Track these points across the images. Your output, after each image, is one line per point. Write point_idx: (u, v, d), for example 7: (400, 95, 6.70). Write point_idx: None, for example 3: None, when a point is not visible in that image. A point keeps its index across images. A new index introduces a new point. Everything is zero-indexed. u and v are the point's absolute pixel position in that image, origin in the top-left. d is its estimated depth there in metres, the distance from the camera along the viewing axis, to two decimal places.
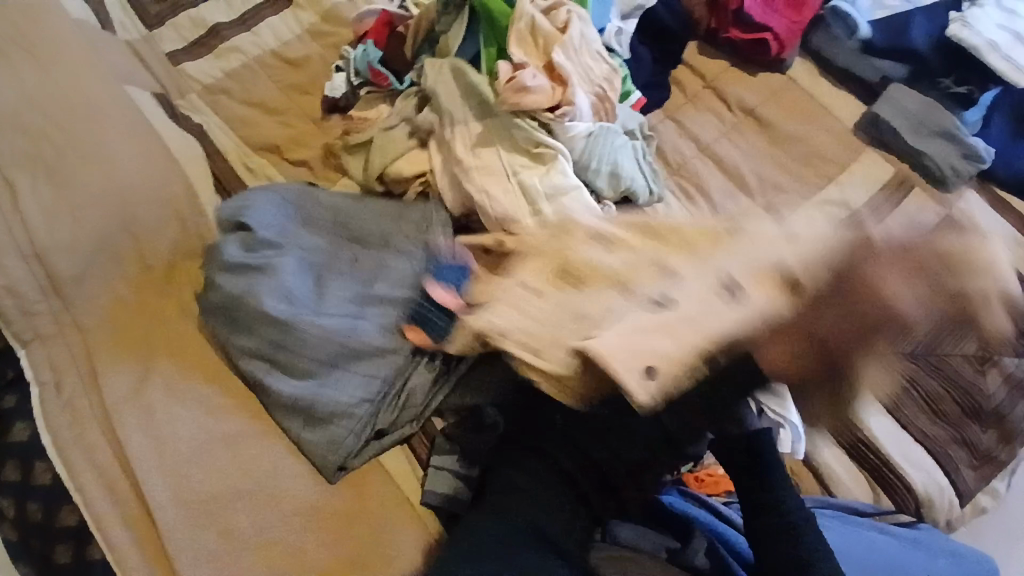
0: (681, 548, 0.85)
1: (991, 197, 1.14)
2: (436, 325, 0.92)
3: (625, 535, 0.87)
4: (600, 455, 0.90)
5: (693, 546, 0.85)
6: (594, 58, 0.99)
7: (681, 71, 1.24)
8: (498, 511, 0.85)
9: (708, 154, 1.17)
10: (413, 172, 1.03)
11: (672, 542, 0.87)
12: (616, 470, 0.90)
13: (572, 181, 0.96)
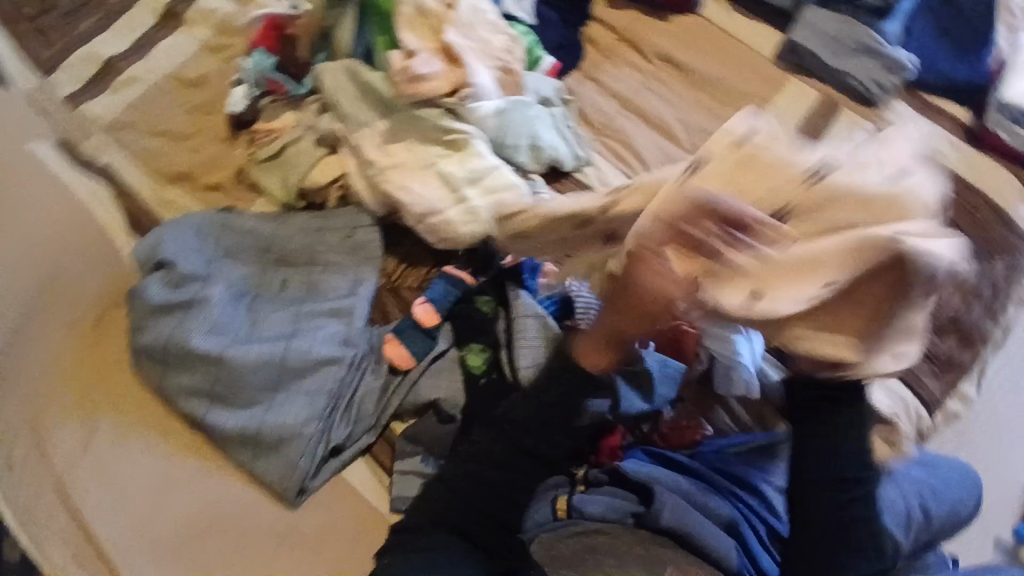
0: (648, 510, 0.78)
1: (918, 104, 1.12)
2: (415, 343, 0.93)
3: (591, 507, 0.80)
4: (487, 448, 0.82)
5: (659, 503, 0.78)
6: (488, 30, 0.93)
7: (592, 28, 1.19)
8: (454, 505, 0.79)
9: (631, 109, 1.13)
10: (329, 179, 0.98)
11: (638, 506, 0.80)
12: (499, 458, 0.81)
13: (490, 161, 0.92)
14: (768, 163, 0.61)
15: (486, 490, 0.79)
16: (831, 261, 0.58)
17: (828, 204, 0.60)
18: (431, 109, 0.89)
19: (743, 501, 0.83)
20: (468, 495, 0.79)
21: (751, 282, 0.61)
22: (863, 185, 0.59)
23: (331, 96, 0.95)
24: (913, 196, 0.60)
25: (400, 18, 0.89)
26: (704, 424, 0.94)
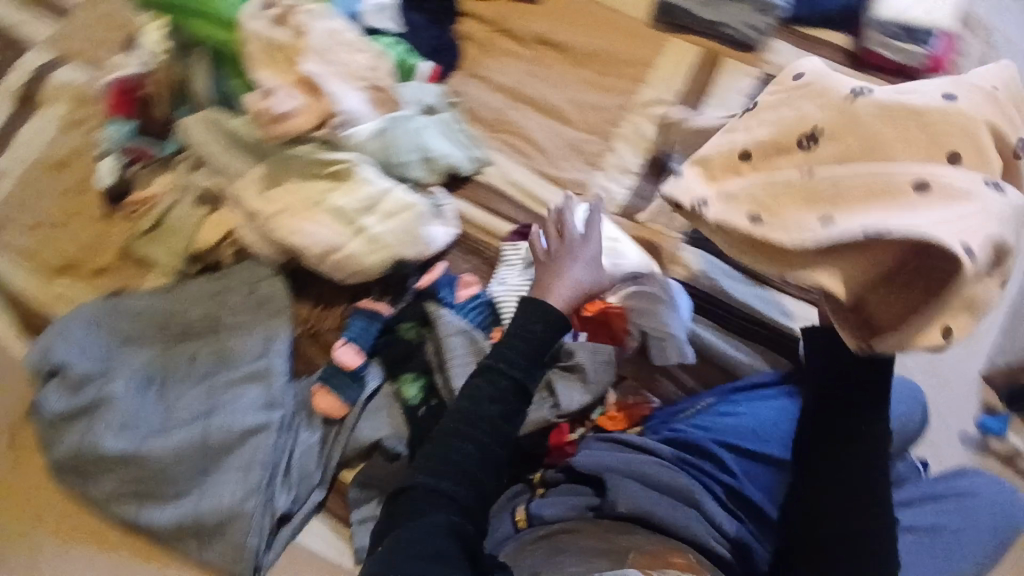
0: (603, 500, 0.78)
1: (796, 39, 1.13)
2: (342, 384, 0.88)
3: (549, 510, 0.79)
4: (474, 401, 0.76)
5: (612, 491, 0.78)
6: (347, 51, 0.87)
7: (463, 23, 1.14)
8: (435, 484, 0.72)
9: (521, 99, 1.10)
10: (218, 237, 0.92)
11: (594, 498, 0.80)
12: (489, 414, 0.75)
13: (382, 185, 0.88)
14: (820, 91, 0.69)
15: (472, 452, 0.73)
16: (851, 195, 0.62)
17: (900, 110, 0.64)
18: (304, 145, 0.85)
19: (703, 471, 0.82)
20: (460, 456, 0.72)
21: (815, 201, 0.64)
22: (917, 98, 0.64)
23: (200, 150, 0.89)
24: (972, 114, 0.62)
25: (251, 58, 0.83)
26: (650, 398, 0.95)
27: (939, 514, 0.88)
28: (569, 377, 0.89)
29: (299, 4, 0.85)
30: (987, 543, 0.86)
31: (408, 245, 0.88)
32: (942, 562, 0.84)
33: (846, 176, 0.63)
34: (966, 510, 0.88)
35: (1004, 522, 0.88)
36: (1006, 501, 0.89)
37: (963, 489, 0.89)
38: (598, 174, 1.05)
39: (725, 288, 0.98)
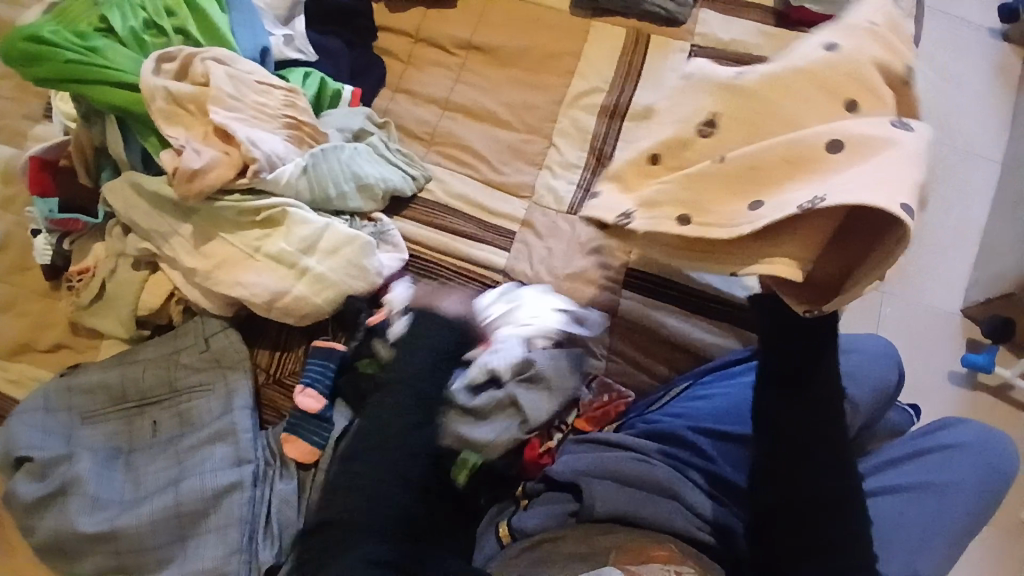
0: (581, 504, 0.77)
1: (721, 7, 1.11)
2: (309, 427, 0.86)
3: (531, 522, 0.78)
4: (394, 412, 0.77)
5: (588, 494, 0.77)
6: (259, 93, 0.86)
7: (383, 39, 1.12)
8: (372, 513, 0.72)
9: (453, 108, 1.07)
10: (163, 297, 0.92)
11: (574, 504, 0.79)
12: (405, 423, 0.77)
13: (319, 223, 0.85)
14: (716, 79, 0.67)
15: (393, 459, 0.74)
16: (772, 171, 0.62)
17: (785, 80, 0.65)
18: (228, 196, 0.83)
19: (681, 458, 0.82)
20: (387, 463, 0.74)
21: (738, 192, 0.64)
22: (801, 58, 0.65)
23: (126, 216, 0.88)
24: (861, 57, 0.63)
25: (156, 113, 0.81)
26: (626, 391, 0.93)
27: (927, 469, 0.88)
28: (535, 389, 0.85)
29: (202, 53, 0.85)
30: (976, 492, 0.87)
31: (353, 279, 0.86)
32: (933, 515, 0.85)
33: (770, 149, 0.62)
34: (950, 462, 0.88)
35: (990, 470, 0.88)
36: (992, 448, 0.90)
37: (948, 442, 0.90)
38: (541, 174, 1.03)
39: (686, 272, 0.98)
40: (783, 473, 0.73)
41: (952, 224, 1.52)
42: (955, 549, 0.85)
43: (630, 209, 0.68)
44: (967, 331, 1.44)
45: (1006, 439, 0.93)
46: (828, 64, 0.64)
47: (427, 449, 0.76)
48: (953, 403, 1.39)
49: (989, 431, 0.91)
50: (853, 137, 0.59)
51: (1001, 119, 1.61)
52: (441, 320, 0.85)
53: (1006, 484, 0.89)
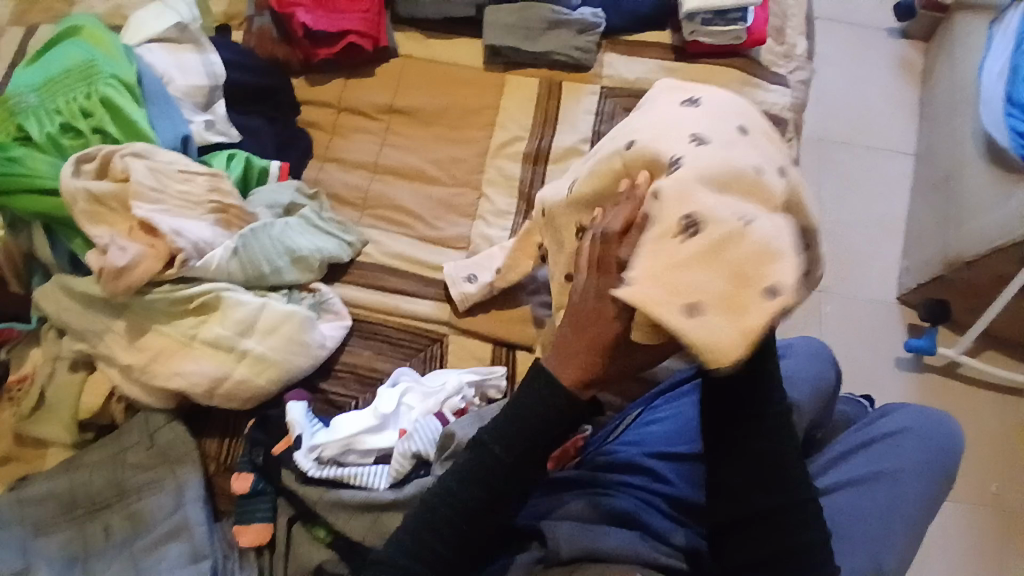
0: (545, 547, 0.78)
1: (625, 49, 1.19)
2: (265, 509, 0.85)
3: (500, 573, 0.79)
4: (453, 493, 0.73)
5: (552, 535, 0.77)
6: (182, 181, 0.86)
7: (308, 112, 1.13)
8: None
9: (383, 170, 1.10)
10: (104, 396, 0.90)
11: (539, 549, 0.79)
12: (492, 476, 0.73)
13: (255, 303, 0.85)
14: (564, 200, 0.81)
15: (480, 514, 0.73)
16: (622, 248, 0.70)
17: (598, 166, 0.77)
18: (158, 288, 0.83)
19: (643, 487, 0.84)
20: (456, 521, 0.73)
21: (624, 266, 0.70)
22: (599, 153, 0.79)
23: (59, 319, 0.86)
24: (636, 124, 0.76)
25: (79, 215, 0.81)
26: (582, 425, 0.95)
27: (878, 459, 0.91)
28: None
29: (119, 149, 0.84)
30: (926, 475, 0.90)
31: (294, 358, 0.86)
32: (888, 503, 0.87)
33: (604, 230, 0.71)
34: (899, 449, 0.91)
35: (936, 450, 0.92)
36: (933, 431, 0.93)
37: (894, 430, 0.93)
38: (475, 224, 1.06)
39: None
40: (733, 487, 0.72)
41: (872, 217, 1.60)
42: (915, 533, 0.87)
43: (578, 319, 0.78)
44: (908, 318, 1.50)
45: (948, 418, 0.96)
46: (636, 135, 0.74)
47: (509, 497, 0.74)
48: (906, 388, 1.44)
49: (931, 415, 0.95)
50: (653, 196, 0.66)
51: (906, 114, 1.71)
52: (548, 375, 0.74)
53: (954, 461, 0.93)
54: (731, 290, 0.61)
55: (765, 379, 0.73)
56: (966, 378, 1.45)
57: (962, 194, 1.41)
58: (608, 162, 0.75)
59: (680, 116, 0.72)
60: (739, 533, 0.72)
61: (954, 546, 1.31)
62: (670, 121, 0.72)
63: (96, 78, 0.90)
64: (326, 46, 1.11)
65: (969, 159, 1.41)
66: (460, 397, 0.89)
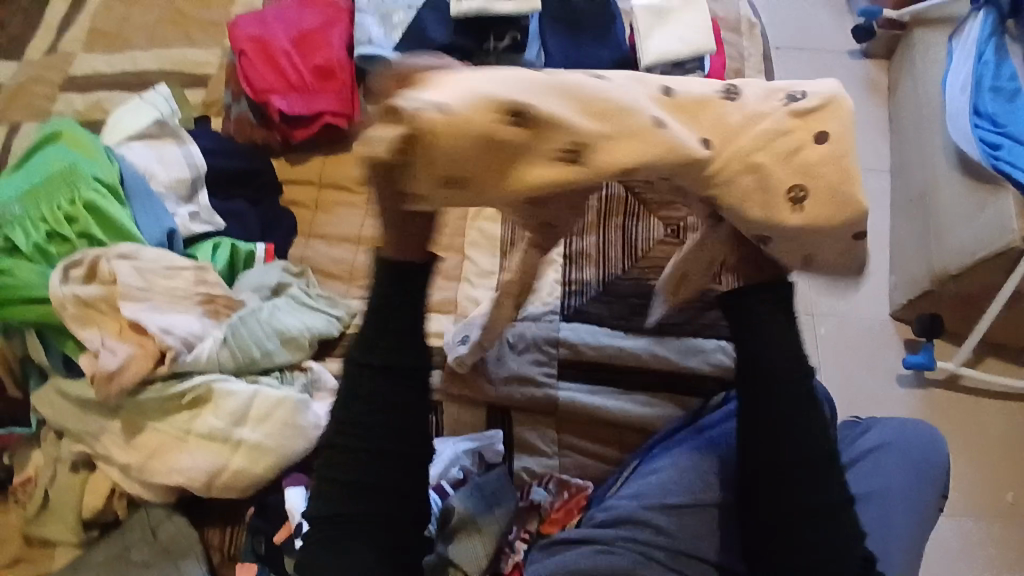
0: None
1: None
2: None
3: None
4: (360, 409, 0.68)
5: None
6: (168, 276, 0.88)
7: (291, 191, 1.16)
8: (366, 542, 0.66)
9: (366, 241, 1.12)
10: (105, 495, 0.90)
11: None
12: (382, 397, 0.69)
13: (247, 392, 0.86)
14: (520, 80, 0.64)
15: (393, 455, 0.68)
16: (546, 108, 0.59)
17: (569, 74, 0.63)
18: (149, 387, 0.84)
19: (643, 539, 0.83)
20: (374, 463, 0.67)
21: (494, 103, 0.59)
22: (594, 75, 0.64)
23: (56, 423, 0.87)
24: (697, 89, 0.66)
25: (69, 320, 0.82)
26: (585, 482, 0.96)
27: (862, 479, 0.94)
28: (464, 538, 0.82)
29: (105, 252, 0.86)
30: (913, 489, 0.93)
31: (289, 442, 0.86)
32: (882, 522, 0.90)
33: (499, 79, 0.60)
34: (883, 463, 0.94)
35: (920, 461, 0.94)
36: (918, 441, 0.96)
37: (875, 445, 0.96)
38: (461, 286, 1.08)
39: (614, 350, 1.03)
40: (780, 503, 0.71)
41: None
42: (913, 550, 0.89)
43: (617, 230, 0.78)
44: (901, 334, 1.51)
45: (928, 425, 0.99)
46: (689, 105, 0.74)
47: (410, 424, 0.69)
48: (908, 404, 1.44)
49: (910, 423, 0.98)
50: (578, 124, 0.60)
51: (878, 132, 1.74)
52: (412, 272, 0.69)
53: (941, 470, 0.95)
54: (502, 174, 0.61)
55: (798, 399, 0.73)
56: (969, 388, 1.45)
57: (936, 209, 1.44)
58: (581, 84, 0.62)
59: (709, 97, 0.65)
60: (780, 540, 0.71)
61: (976, 563, 1.29)
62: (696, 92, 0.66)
63: (78, 182, 0.92)
64: (302, 128, 1.15)
65: (940, 174, 1.45)
66: (458, 467, 0.91)
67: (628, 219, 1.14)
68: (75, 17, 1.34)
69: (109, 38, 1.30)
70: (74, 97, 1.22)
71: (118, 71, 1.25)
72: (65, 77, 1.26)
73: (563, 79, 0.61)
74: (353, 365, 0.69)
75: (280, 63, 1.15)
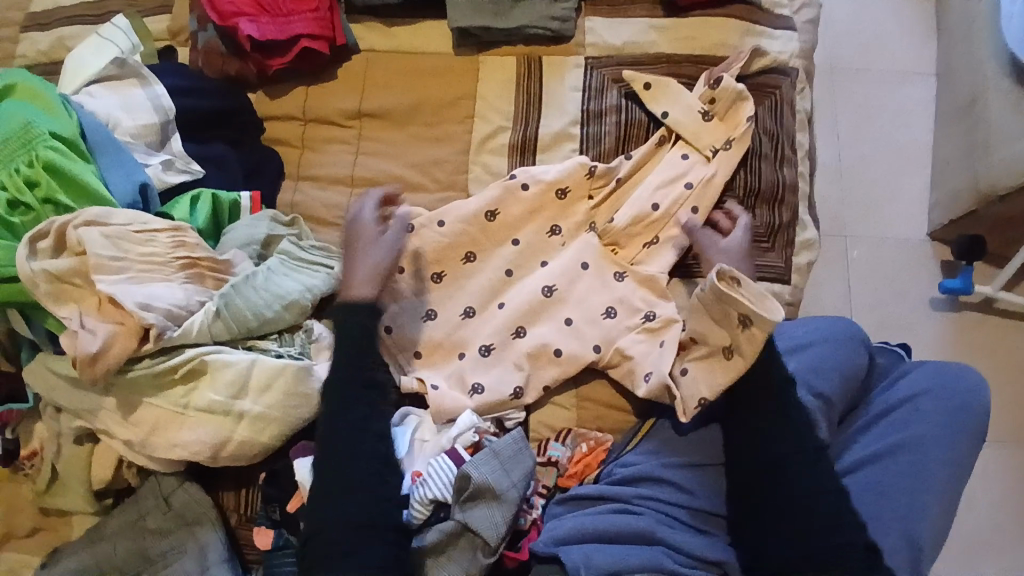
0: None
1: (608, 9, 1.08)
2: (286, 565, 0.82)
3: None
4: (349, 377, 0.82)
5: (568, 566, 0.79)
6: (144, 241, 0.80)
7: (274, 129, 1.05)
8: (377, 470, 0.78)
9: (361, 183, 1.02)
10: (112, 467, 0.87)
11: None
12: (359, 415, 0.80)
13: (244, 361, 0.81)
14: (455, 292, 0.95)
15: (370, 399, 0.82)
16: (496, 368, 0.91)
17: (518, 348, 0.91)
18: (138, 364, 0.80)
19: (659, 498, 0.85)
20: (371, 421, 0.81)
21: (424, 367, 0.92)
22: (526, 302, 0.93)
23: (50, 400, 0.84)
24: (603, 270, 0.95)
25: (44, 299, 0.77)
26: (604, 436, 0.91)
27: (895, 428, 0.91)
28: (482, 505, 0.79)
29: (73, 219, 0.78)
30: (947, 436, 0.90)
31: (293, 412, 0.81)
32: (915, 474, 0.87)
33: (447, 341, 0.93)
34: (919, 412, 0.91)
35: (953, 406, 0.91)
36: (954, 385, 0.93)
37: (909, 394, 0.93)
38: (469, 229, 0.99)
39: (647, 307, 0.92)
40: (762, 495, 0.80)
41: (896, 144, 1.48)
42: (945, 500, 0.87)
43: (622, 269, 0.95)
44: (939, 254, 1.41)
45: (968, 371, 0.95)
46: (682, 176, 0.97)
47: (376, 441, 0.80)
48: (942, 328, 1.37)
49: (947, 370, 0.94)
50: (500, 373, 0.90)
51: (927, 29, 1.55)
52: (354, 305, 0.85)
53: (977, 415, 0.92)
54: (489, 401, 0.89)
55: (777, 428, 0.81)
56: (1004, 312, 1.37)
57: (988, 116, 1.29)
58: (511, 351, 0.91)
59: (601, 287, 0.94)
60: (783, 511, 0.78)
61: (1000, 487, 1.27)
62: (602, 281, 0.94)
63: (35, 142, 0.83)
64: (278, 56, 1.02)
65: (993, 82, 1.29)
66: (474, 430, 0.85)
67: (665, 144, 1.00)
68: None
69: None
70: (35, 32, 1.10)
71: (76, 0, 1.11)
72: (23, 8, 1.13)
73: (495, 337, 0.92)
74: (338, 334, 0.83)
75: None
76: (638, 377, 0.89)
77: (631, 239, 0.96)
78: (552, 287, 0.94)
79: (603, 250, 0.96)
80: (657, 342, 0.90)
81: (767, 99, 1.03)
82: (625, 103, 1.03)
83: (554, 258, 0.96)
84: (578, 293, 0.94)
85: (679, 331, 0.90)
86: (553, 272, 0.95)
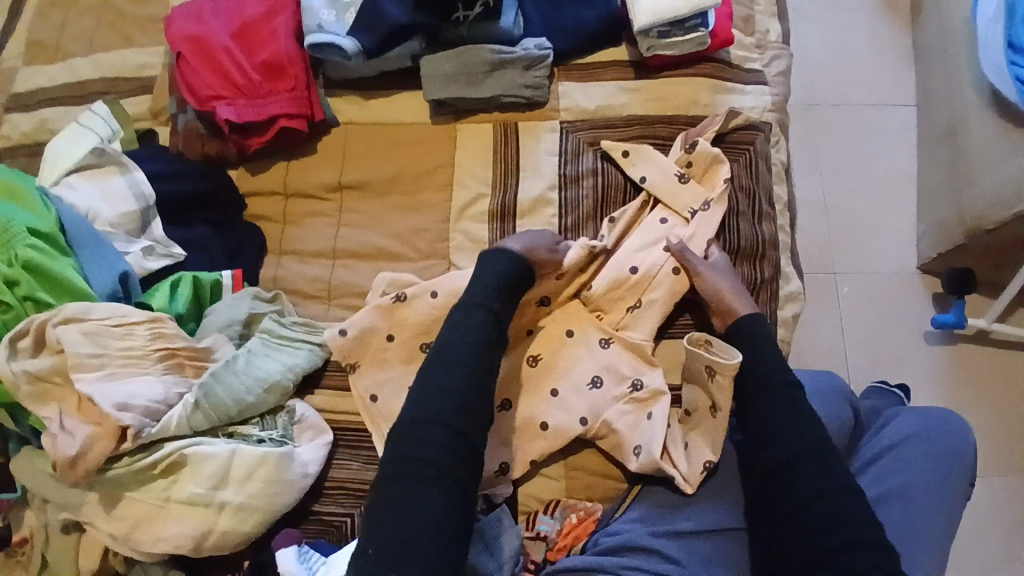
0: None
1: (580, 73, 1.09)
2: None
3: None
4: (470, 335, 0.80)
5: None
6: (122, 335, 0.81)
7: (254, 205, 1.06)
8: (454, 435, 0.74)
9: (342, 255, 1.02)
10: (99, 557, 0.85)
11: None
12: (457, 374, 0.77)
13: (224, 452, 0.80)
14: None
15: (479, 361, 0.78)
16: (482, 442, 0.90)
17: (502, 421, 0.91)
18: (117, 463, 0.79)
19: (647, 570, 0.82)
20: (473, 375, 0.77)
21: None
22: (509, 373, 0.93)
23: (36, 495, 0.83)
24: (586, 336, 0.95)
25: (26, 399, 0.77)
26: (593, 506, 0.90)
27: (881, 480, 0.90)
28: None
29: (51, 317, 0.79)
30: (934, 486, 0.88)
31: (276, 500, 0.81)
32: (904, 526, 0.86)
33: None
34: (905, 462, 0.90)
35: (939, 454, 0.90)
36: (939, 433, 0.92)
37: (892, 444, 0.92)
38: None
39: (631, 372, 0.92)
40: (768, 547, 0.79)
41: (880, 180, 1.48)
42: (939, 552, 0.85)
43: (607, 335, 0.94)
44: (930, 288, 1.40)
45: (953, 418, 0.95)
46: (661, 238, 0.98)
47: (480, 418, 0.76)
48: (938, 362, 1.35)
49: (932, 417, 0.93)
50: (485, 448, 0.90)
51: (900, 64, 1.56)
52: (502, 253, 0.87)
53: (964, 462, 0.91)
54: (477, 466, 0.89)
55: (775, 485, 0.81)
56: (1000, 344, 1.35)
57: (967, 150, 1.30)
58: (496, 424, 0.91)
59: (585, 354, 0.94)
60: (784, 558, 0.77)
61: (1008, 527, 1.24)
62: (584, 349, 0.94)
63: (15, 240, 0.84)
64: (256, 136, 1.04)
65: (972, 118, 1.29)
66: None
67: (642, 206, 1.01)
68: (14, 28, 1.22)
69: (49, 46, 1.17)
70: (20, 118, 1.12)
71: (61, 84, 1.14)
72: (9, 96, 1.15)
73: None
74: (467, 307, 0.82)
75: (223, 65, 1.02)
76: (630, 444, 0.88)
77: (612, 303, 0.96)
78: (538, 355, 0.94)
79: (591, 318, 0.96)
80: (645, 416, 0.90)
81: (742, 155, 1.03)
82: (601, 165, 1.03)
83: (535, 325, 0.96)
84: (561, 360, 0.94)
85: (664, 408, 0.89)
86: (542, 340, 0.95)
